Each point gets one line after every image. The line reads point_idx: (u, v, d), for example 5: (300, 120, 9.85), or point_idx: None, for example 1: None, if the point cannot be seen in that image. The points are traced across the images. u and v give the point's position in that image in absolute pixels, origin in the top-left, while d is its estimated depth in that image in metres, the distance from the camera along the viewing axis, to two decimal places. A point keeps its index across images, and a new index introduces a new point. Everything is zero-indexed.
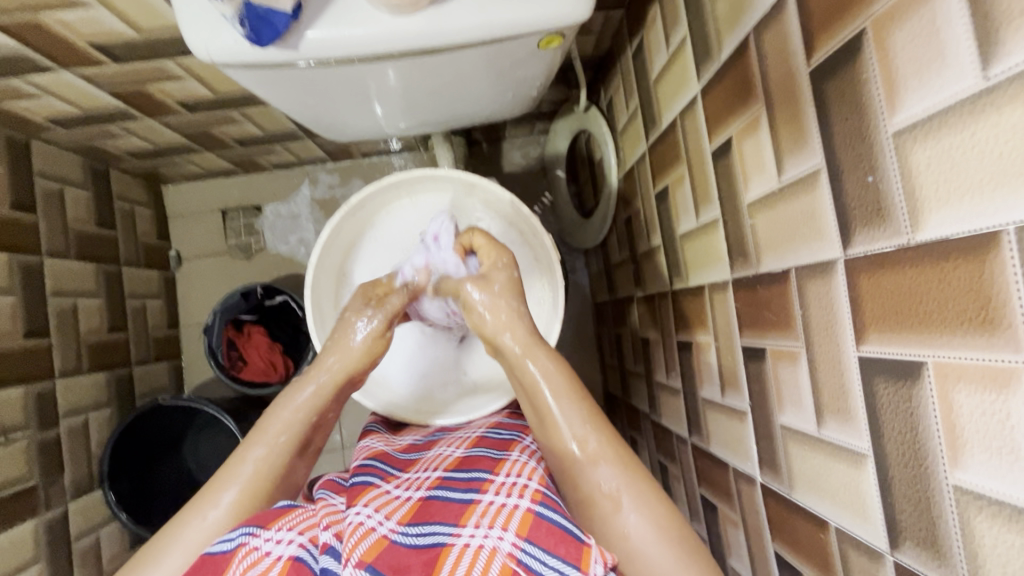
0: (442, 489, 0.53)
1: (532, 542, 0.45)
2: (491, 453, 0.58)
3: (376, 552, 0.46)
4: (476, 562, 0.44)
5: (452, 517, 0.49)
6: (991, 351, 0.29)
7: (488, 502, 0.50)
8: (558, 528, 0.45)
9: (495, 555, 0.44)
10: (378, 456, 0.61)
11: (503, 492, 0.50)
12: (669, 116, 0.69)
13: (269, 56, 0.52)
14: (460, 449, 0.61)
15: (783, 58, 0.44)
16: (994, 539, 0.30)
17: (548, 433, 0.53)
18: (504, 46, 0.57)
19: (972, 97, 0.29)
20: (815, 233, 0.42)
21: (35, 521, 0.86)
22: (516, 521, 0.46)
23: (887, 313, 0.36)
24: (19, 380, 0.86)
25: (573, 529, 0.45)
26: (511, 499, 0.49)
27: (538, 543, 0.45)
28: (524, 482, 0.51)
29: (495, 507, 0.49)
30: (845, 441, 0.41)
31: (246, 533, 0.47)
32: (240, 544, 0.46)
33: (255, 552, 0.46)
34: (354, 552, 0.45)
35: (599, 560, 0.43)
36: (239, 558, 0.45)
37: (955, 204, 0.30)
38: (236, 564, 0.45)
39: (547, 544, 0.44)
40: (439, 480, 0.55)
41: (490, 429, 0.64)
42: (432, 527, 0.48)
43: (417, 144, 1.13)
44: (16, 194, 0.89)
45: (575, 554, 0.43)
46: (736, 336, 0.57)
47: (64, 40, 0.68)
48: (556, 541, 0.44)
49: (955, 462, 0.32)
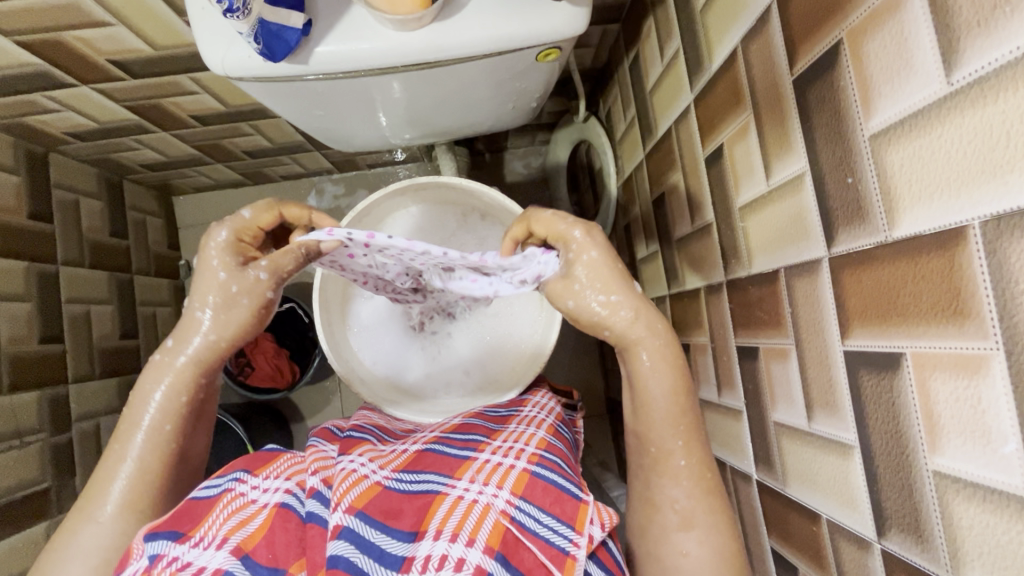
0: (440, 444, 0.56)
1: (526, 500, 0.48)
2: (488, 423, 0.61)
3: (365, 500, 0.48)
4: (471, 514, 0.46)
5: (447, 470, 0.51)
6: (964, 339, 0.31)
7: (484, 460, 0.52)
8: (554, 487, 0.49)
9: (489, 510, 0.46)
10: (378, 426, 0.65)
11: (501, 452, 0.53)
12: (664, 125, 0.71)
13: (280, 70, 0.55)
14: (461, 416, 0.64)
15: (768, 68, 0.46)
16: (971, 520, 0.32)
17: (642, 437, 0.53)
18: (504, 59, 0.59)
19: (938, 101, 0.31)
20: (802, 233, 0.44)
21: (47, 523, 0.88)
22: (511, 480, 0.49)
23: (868, 307, 0.38)
24: (34, 384, 0.88)
25: (569, 489, 0.49)
26: (507, 459, 0.52)
27: (532, 500, 0.48)
28: (521, 446, 0.54)
29: (491, 465, 0.51)
30: (833, 434, 0.43)
31: (234, 479, 0.50)
32: (227, 490, 0.49)
33: (241, 497, 0.49)
34: (344, 496, 0.47)
35: (594, 520, 0.48)
36: (225, 502, 0.48)
37: (926, 203, 0.32)
38: (221, 508, 0.47)
39: (542, 503, 0.48)
40: (437, 437, 0.57)
41: (489, 409, 0.66)
42: (426, 476, 0.51)
43: (421, 155, 1.16)
44: (34, 205, 0.92)
45: (571, 513, 0.48)
46: (731, 336, 0.59)
47: (85, 56, 0.72)
48: (551, 500, 0.48)
49: (934, 447, 0.34)
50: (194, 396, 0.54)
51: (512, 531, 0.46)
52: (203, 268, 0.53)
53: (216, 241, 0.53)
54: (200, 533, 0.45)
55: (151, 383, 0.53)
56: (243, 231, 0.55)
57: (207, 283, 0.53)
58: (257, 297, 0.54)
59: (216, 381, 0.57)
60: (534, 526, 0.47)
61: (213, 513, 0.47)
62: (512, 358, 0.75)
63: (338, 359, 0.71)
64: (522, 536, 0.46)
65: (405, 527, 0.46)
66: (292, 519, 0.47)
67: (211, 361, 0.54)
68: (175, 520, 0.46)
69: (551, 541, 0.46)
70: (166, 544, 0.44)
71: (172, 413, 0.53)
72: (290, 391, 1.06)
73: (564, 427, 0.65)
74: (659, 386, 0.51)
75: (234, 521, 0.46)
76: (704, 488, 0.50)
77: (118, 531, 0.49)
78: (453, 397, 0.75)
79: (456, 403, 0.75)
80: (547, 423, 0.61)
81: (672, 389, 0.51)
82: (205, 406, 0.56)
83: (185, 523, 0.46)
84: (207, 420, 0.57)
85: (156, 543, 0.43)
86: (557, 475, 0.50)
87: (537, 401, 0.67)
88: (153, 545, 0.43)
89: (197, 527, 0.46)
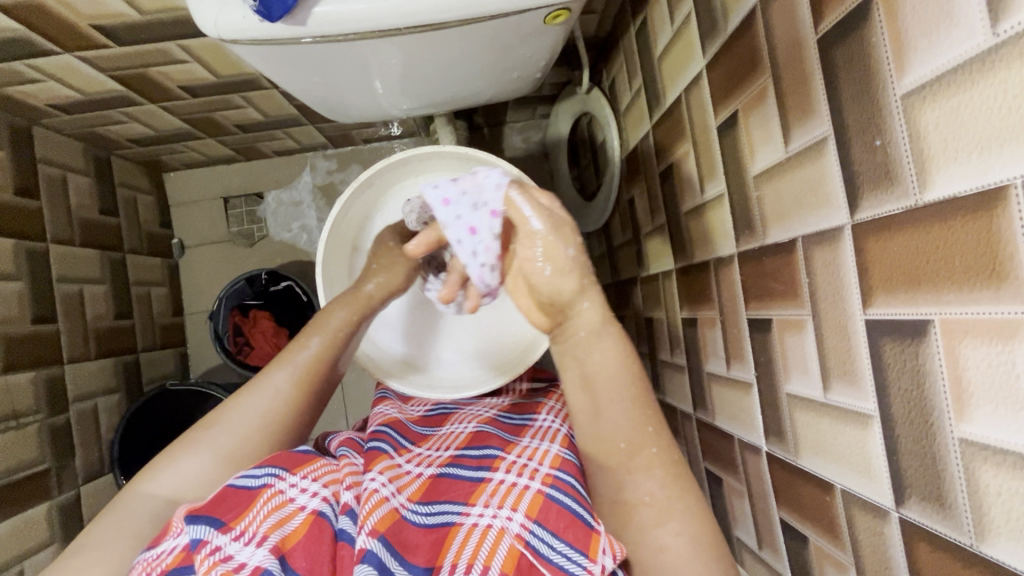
0: (454, 467, 0.57)
1: (540, 524, 0.47)
2: (502, 433, 0.62)
3: (388, 522, 0.48)
4: (485, 542, 0.47)
5: (461, 497, 0.52)
6: (1001, 304, 0.30)
7: (498, 481, 0.53)
8: (568, 512, 0.47)
9: (503, 535, 0.47)
10: (393, 423, 0.64)
11: (514, 472, 0.54)
12: (674, 92, 0.68)
13: (277, 31, 0.52)
14: (493, 409, 0.68)
15: (791, 26, 0.44)
16: (999, 487, 0.31)
17: (602, 431, 0.50)
18: (511, 21, 0.57)
19: (981, 54, 0.29)
20: (822, 200, 0.43)
21: (48, 504, 0.87)
22: (526, 502, 0.49)
23: (894, 275, 0.37)
24: (28, 365, 0.86)
25: (583, 516, 0.46)
26: (522, 479, 0.52)
27: (546, 525, 0.47)
28: (536, 464, 0.54)
29: (505, 488, 0.52)
30: (851, 403, 0.42)
31: (272, 475, 0.49)
32: (266, 485, 0.48)
33: (280, 496, 0.48)
34: (368, 518, 0.47)
35: (608, 550, 0.43)
36: (265, 498, 0.47)
37: (963, 161, 0.31)
38: (260, 505, 0.47)
39: (556, 528, 0.47)
40: (451, 458, 0.58)
41: (502, 414, 0.67)
42: (442, 506, 0.52)
43: (419, 128, 1.13)
44: (20, 179, 0.88)
45: (584, 541, 0.45)
46: (742, 309, 0.58)
47: (66, 21, 0.68)
48: (565, 525, 0.46)
49: (961, 415, 0.33)
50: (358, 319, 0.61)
51: (527, 556, 0.46)
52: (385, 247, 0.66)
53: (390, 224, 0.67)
54: (241, 525, 0.45)
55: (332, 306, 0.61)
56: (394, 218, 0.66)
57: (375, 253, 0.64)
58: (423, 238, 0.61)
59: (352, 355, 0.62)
60: (548, 552, 0.46)
61: (254, 507, 0.47)
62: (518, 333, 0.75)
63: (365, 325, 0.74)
64: (536, 562, 0.45)
65: (421, 561, 0.46)
66: (326, 532, 0.47)
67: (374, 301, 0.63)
68: (216, 505, 0.46)
69: (563, 567, 0.44)
70: (208, 531, 0.44)
71: (346, 327, 0.60)
72: None
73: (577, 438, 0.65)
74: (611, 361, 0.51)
75: (274, 518, 0.46)
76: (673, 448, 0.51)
77: (292, 401, 0.55)
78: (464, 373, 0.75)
79: (455, 381, 0.75)
80: (563, 434, 0.59)
81: (626, 366, 0.51)
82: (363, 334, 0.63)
83: (226, 512, 0.46)
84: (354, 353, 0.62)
85: (197, 527, 0.44)
86: (570, 499, 0.48)
87: (549, 406, 0.67)
88: (195, 529, 0.44)
89: (239, 519, 0.46)
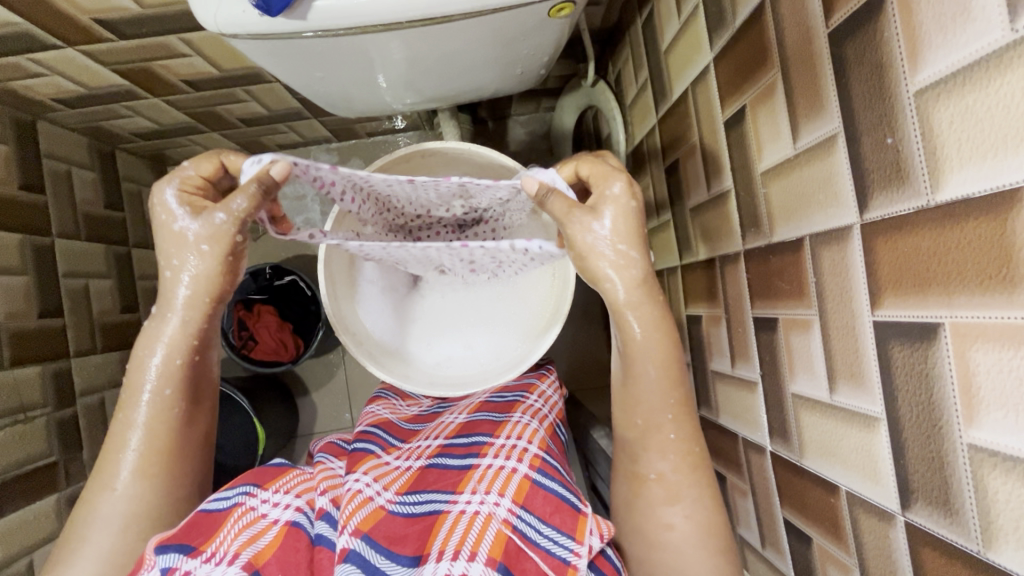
0: (443, 456, 0.57)
1: (527, 510, 0.49)
2: (493, 414, 0.61)
3: (371, 522, 0.48)
4: (473, 529, 0.46)
5: (449, 486, 0.52)
6: (1012, 306, 0.29)
7: (486, 466, 0.53)
8: (554, 498, 0.50)
9: (490, 521, 0.46)
10: (382, 423, 0.65)
11: (502, 455, 0.54)
12: (680, 87, 0.67)
13: (277, 25, 0.51)
14: (487, 391, 0.68)
15: (800, 22, 0.43)
16: (1009, 494, 0.31)
17: (628, 409, 0.52)
18: (515, 14, 0.56)
19: (999, 50, 0.28)
20: (831, 198, 0.42)
21: (57, 495, 0.88)
22: (513, 488, 0.50)
23: (904, 277, 0.36)
24: (36, 359, 0.87)
25: (568, 500, 0.50)
26: (510, 462, 0.53)
27: (533, 511, 0.49)
28: (524, 445, 0.55)
29: (493, 471, 0.52)
30: (856, 406, 0.42)
31: (242, 493, 0.49)
32: (237, 504, 0.48)
33: (252, 512, 0.48)
34: (350, 519, 0.47)
35: (594, 531, 0.47)
36: (236, 516, 0.47)
37: (978, 161, 0.30)
38: (231, 524, 0.47)
39: (542, 513, 0.49)
40: (441, 447, 0.59)
41: (494, 394, 0.66)
42: (429, 495, 0.52)
43: (422, 122, 1.12)
44: (25, 175, 0.88)
45: (570, 525, 0.48)
46: (747, 306, 0.57)
47: (66, 14, 0.67)
48: (551, 511, 0.49)
49: (971, 420, 0.33)
50: (189, 359, 0.51)
51: (515, 540, 0.46)
52: (162, 230, 0.49)
53: (159, 199, 0.49)
54: (211, 548, 0.44)
55: (142, 351, 0.51)
56: (185, 183, 0.51)
57: (171, 242, 0.49)
58: (223, 242, 0.48)
59: (207, 372, 0.54)
60: (536, 536, 0.47)
61: (224, 528, 0.46)
62: (529, 317, 0.70)
63: (344, 332, 0.66)
64: (524, 546, 0.46)
65: (409, 552, 0.46)
66: (301, 540, 0.47)
67: (200, 325, 0.51)
68: (185, 533, 0.44)
69: (551, 552, 0.46)
70: (176, 558, 0.42)
71: (170, 378, 0.51)
72: (295, 363, 1.03)
73: (561, 422, 0.67)
74: (648, 353, 0.50)
75: (245, 537, 0.46)
76: (686, 449, 0.50)
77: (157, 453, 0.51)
78: (467, 364, 0.70)
79: (467, 376, 0.69)
80: (547, 420, 0.62)
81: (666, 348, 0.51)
82: (206, 377, 0.54)
83: (195, 537, 0.45)
84: (208, 397, 0.55)
85: (166, 556, 0.42)
86: (556, 485, 0.51)
87: (542, 389, 0.67)
88: (163, 558, 0.42)
89: (208, 542, 0.45)
